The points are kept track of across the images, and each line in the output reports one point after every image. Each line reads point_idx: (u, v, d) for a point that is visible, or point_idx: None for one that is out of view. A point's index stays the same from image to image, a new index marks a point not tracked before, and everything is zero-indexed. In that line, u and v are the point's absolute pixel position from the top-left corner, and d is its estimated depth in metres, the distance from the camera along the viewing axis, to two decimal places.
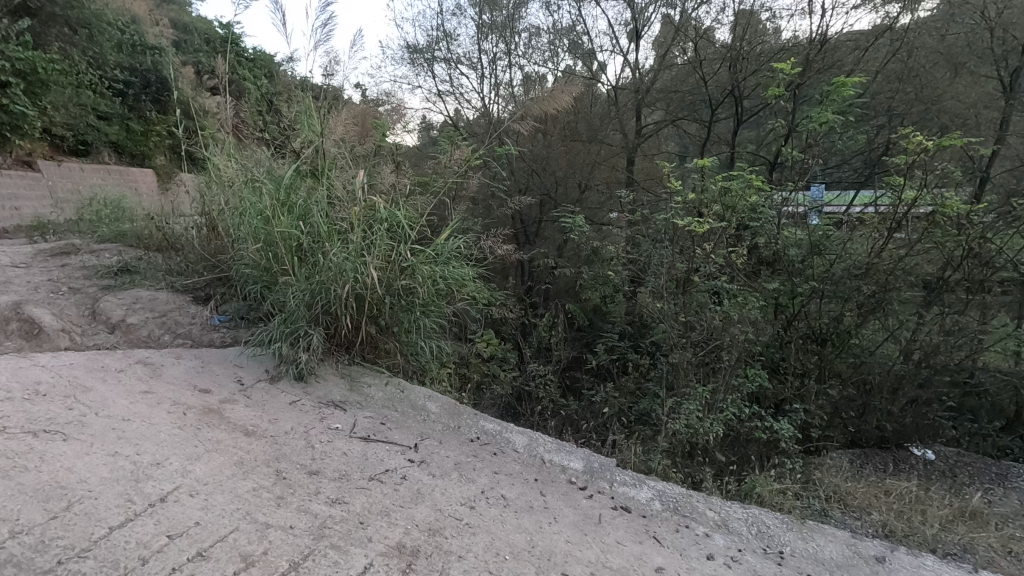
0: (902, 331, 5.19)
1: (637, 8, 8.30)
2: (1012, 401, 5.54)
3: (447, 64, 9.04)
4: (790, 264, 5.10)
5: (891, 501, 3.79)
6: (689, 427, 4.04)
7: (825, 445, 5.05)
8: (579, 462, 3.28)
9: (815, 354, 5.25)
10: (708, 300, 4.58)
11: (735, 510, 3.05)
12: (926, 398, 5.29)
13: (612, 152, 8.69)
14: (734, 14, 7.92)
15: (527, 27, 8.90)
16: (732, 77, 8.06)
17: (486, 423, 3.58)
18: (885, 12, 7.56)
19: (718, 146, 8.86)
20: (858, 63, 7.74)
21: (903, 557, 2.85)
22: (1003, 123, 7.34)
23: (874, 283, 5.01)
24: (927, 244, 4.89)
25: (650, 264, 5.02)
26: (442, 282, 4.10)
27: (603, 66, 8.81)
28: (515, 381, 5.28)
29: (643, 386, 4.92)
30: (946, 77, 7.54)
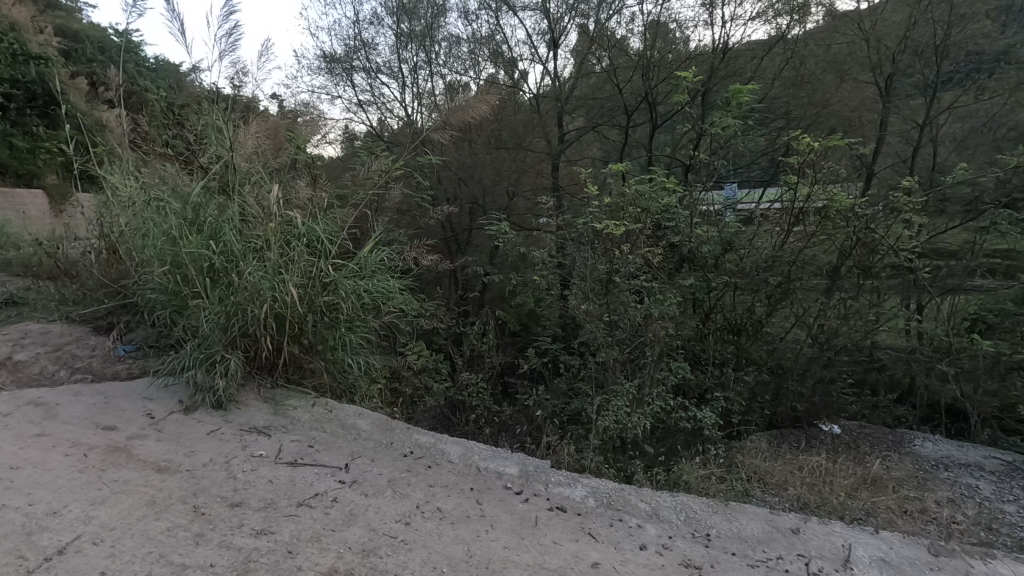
0: (807, 318, 5.61)
1: (553, 17, 8.51)
2: (905, 375, 6.09)
3: (367, 73, 8.89)
4: (704, 262, 5.42)
5: (805, 476, 4.08)
6: (618, 422, 4.18)
7: (746, 429, 5.37)
8: (515, 467, 3.31)
9: (732, 344, 5.64)
10: (631, 299, 4.78)
11: (664, 499, 3.19)
12: (832, 378, 5.73)
13: (537, 159, 8.76)
14: (643, 25, 8.34)
15: (447, 36, 8.91)
16: (644, 84, 8.51)
17: (420, 436, 3.53)
18: (778, 24, 8.27)
19: (636, 150, 9.21)
20: (756, 71, 8.56)
21: (816, 526, 3.07)
22: (882, 125, 7.92)
23: (778, 274, 5.45)
24: (823, 236, 5.32)
25: (575, 267, 5.17)
26: (368, 296, 4.02)
27: (524, 75, 8.97)
28: (449, 392, 5.25)
29: (575, 387, 4.99)
30: (834, 82, 8.22)
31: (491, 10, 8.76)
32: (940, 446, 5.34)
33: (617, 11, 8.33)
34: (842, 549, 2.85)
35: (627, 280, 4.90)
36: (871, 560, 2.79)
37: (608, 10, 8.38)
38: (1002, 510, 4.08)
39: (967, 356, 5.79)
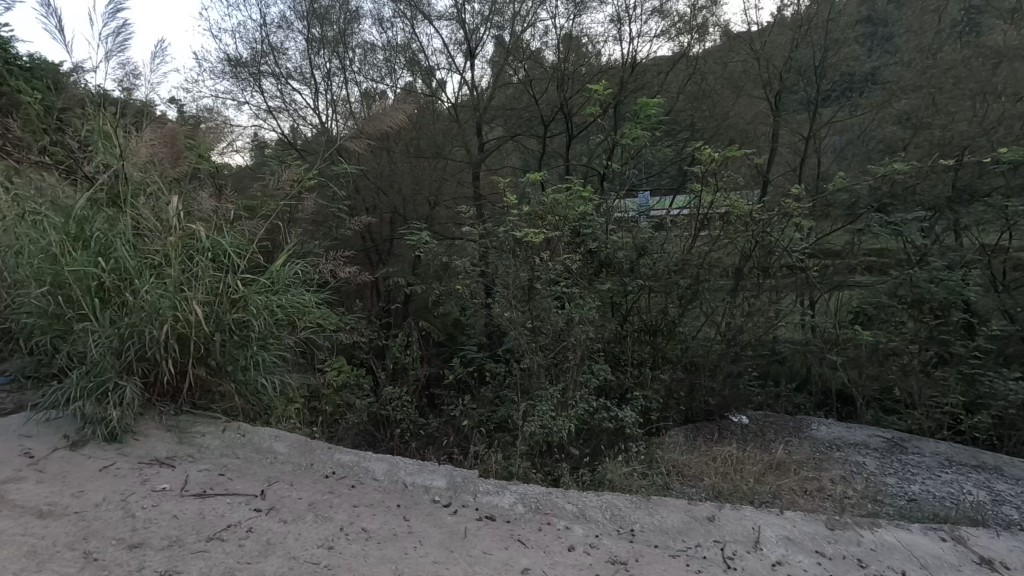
0: (715, 317, 5.99)
1: (468, 27, 8.55)
2: (802, 365, 6.64)
3: (276, 79, 8.51)
4: (620, 267, 5.60)
5: (718, 465, 4.34)
6: (544, 427, 4.24)
7: (664, 425, 5.62)
8: (442, 479, 3.27)
9: (649, 344, 5.88)
10: (552, 305, 4.89)
11: (590, 499, 3.26)
12: (739, 372, 6.12)
13: (458, 168, 8.79)
14: (556, 38, 8.60)
15: (361, 43, 8.70)
16: (559, 95, 8.79)
17: (342, 455, 3.39)
18: (680, 41, 8.75)
19: (554, 160, 9.48)
20: (662, 86, 9.06)
21: (730, 512, 3.26)
22: (774, 137, 8.74)
23: (688, 276, 5.78)
24: (726, 240, 5.73)
25: (497, 274, 5.20)
26: (282, 312, 3.82)
27: (442, 84, 8.83)
28: (372, 407, 5.09)
29: (501, 395, 5.01)
30: (730, 98, 8.88)
31: (406, 18, 8.68)
32: (833, 429, 5.86)
33: (530, 24, 8.54)
34: (752, 531, 3.05)
35: (549, 286, 5.00)
36: (778, 539, 3.01)
37: (522, 22, 8.54)
38: (885, 483, 4.54)
39: (852, 345, 6.41)
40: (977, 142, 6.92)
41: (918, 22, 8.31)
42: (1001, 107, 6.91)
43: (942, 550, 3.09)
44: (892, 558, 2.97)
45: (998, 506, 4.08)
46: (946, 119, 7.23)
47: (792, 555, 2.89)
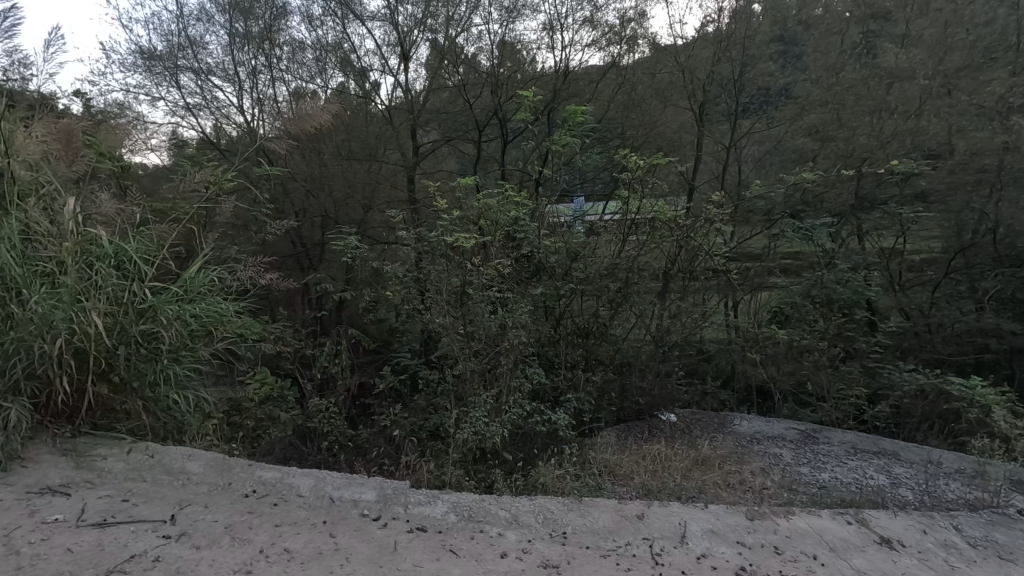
0: (644, 320, 6.16)
1: (401, 29, 8.43)
2: (728, 363, 6.91)
3: (195, 74, 8.03)
4: (552, 271, 5.72)
5: (647, 463, 4.47)
6: (477, 433, 4.20)
7: (597, 426, 5.72)
8: (372, 492, 3.16)
9: (582, 346, 5.98)
10: (485, 310, 4.82)
11: (523, 504, 3.27)
12: (668, 372, 6.26)
13: (392, 171, 8.60)
14: (491, 43, 8.59)
15: (289, 41, 8.37)
16: (494, 99, 8.81)
17: (264, 473, 3.21)
18: (610, 52, 9.03)
19: (489, 164, 9.49)
20: (593, 94, 9.30)
21: (658, 509, 3.36)
22: (697, 146, 9.00)
23: (618, 280, 5.94)
24: (654, 243, 5.89)
25: (429, 279, 5.10)
26: (197, 322, 3.57)
27: (376, 85, 8.61)
28: (298, 420, 4.87)
29: (434, 403, 4.94)
30: (659, 106, 9.21)
31: (337, 17, 8.43)
32: (753, 423, 6.17)
33: (464, 29, 8.51)
34: (679, 527, 3.16)
35: (481, 290, 4.96)
36: (703, 533, 3.13)
37: (457, 26, 8.51)
38: (799, 472, 4.83)
39: (771, 344, 6.74)
40: (875, 154, 7.69)
41: (824, 43, 9.05)
42: (895, 124, 7.71)
43: (848, 532, 3.32)
44: (805, 543, 3.15)
45: (897, 488, 4.43)
46: (848, 130, 7.95)
47: (716, 548, 3.01)
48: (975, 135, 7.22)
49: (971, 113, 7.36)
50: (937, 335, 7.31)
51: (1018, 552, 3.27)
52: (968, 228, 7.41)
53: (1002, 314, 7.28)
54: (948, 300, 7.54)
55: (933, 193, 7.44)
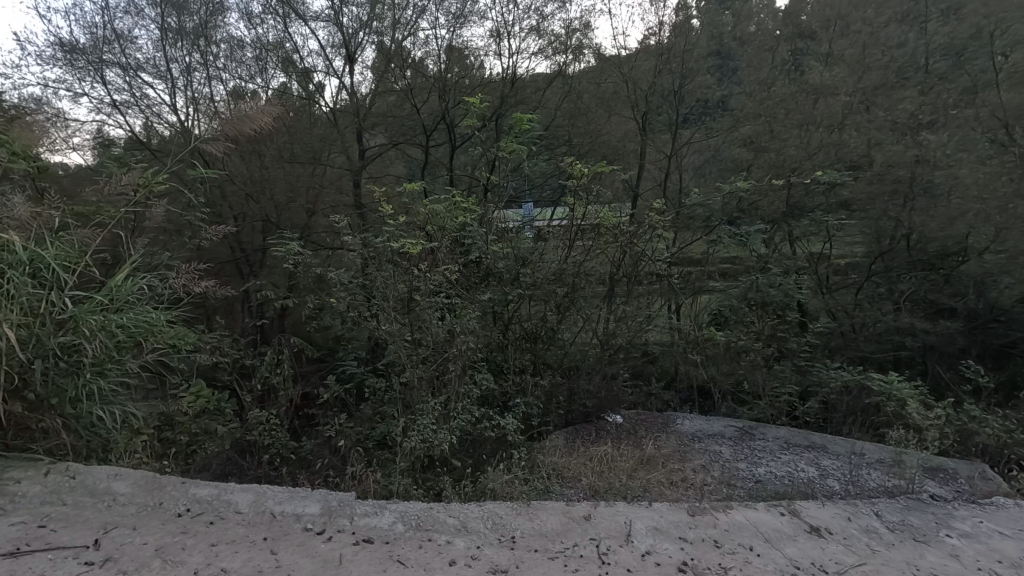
0: (591, 324, 6.25)
1: (346, 31, 8.29)
2: (671, 364, 7.15)
3: (123, 70, 7.59)
4: (500, 276, 5.74)
5: (594, 465, 4.56)
6: (425, 441, 4.16)
7: (545, 429, 5.78)
8: (316, 506, 3.07)
9: (530, 351, 6.04)
10: (432, 316, 4.78)
11: (472, 510, 3.27)
12: (614, 374, 6.41)
13: (337, 175, 8.41)
14: (438, 48, 8.58)
15: (226, 38, 8.05)
16: (441, 104, 8.79)
17: (198, 490, 3.06)
18: (556, 60, 9.27)
19: (437, 169, 9.45)
20: (540, 101, 9.46)
21: (605, 509, 3.43)
22: (641, 154, 9.27)
23: (565, 285, 6.02)
24: (600, 249, 6.02)
25: (374, 286, 5.01)
26: (125, 333, 3.36)
27: (321, 87, 8.45)
28: (236, 433, 4.68)
29: (380, 411, 4.86)
30: (603, 115, 9.44)
31: (278, 15, 8.19)
32: (695, 422, 6.40)
33: (411, 32, 8.44)
34: (624, 526, 3.24)
35: (429, 296, 4.91)
36: (647, 531, 3.22)
37: (404, 30, 8.44)
38: (737, 468, 5.05)
39: (711, 345, 7.02)
40: (803, 165, 8.18)
41: (757, 58, 9.73)
42: (820, 136, 8.21)
43: (781, 523, 3.50)
44: (742, 536, 3.30)
45: (825, 479, 4.71)
46: (778, 142, 8.45)
47: (659, 544, 3.10)
48: (891, 148, 7.79)
49: (886, 128, 7.95)
50: (859, 335, 7.85)
51: (930, 533, 3.55)
52: (886, 234, 7.98)
53: (916, 314, 7.88)
54: (871, 301, 8.04)
55: (855, 202, 7.98)
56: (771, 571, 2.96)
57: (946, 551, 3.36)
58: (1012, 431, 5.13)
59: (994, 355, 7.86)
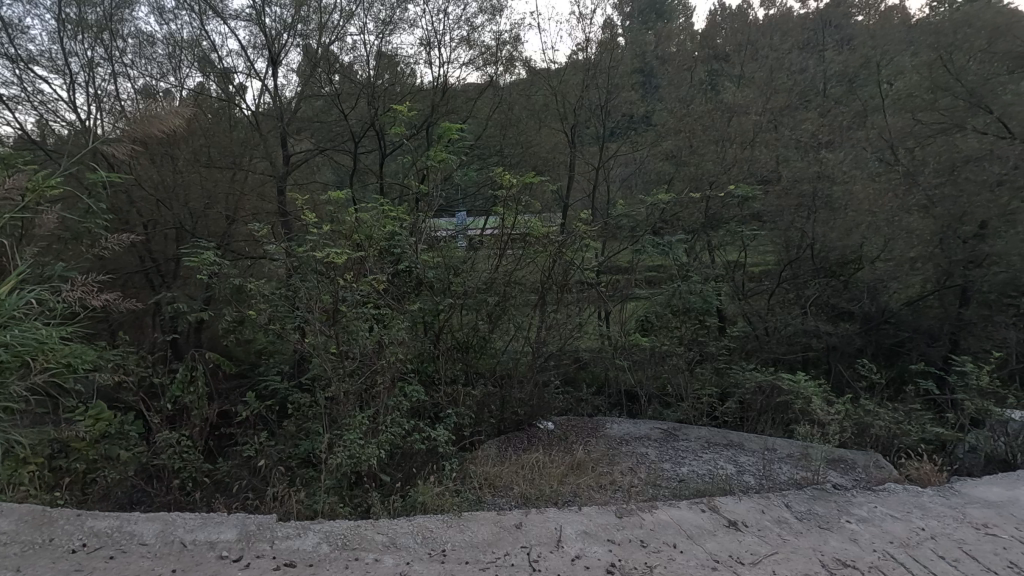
0: (523, 333, 6.29)
1: (269, 32, 7.98)
2: (601, 370, 7.33)
3: (12, 62, 6.90)
4: (430, 286, 5.69)
5: (525, 472, 4.59)
6: (352, 457, 4.03)
7: (477, 439, 5.77)
8: (233, 531, 2.90)
9: (461, 361, 6.01)
10: (360, 327, 4.66)
11: (401, 525, 3.21)
12: (546, 381, 6.48)
13: (259, 181, 8.04)
14: (367, 53, 8.43)
15: (134, 33, 7.54)
16: (370, 111, 8.58)
17: (97, 522, 2.82)
18: (486, 71, 9.31)
19: (367, 177, 9.27)
20: (471, 111, 9.48)
21: (535, 516, 3.46)
22: (570, 166, 9.51)
23: (497, 294, 6.03)
24: (530, 258, 6.08)
25: (297, 296, 4.80)
26: (7, 354, 3.08)
27: (241, 88, 8.06)
28: (143, 457, 4.34)
29: (304, 427, 4.67)
30: (534, 126, 9.60)
31: (193, 12, 7.76)
32: (623, 425, 6.59)
33: (339, 37, 8.25)
34: (555, 532, 3.28)
35: (354, 307, 4.76)
36: (577, 535, 3.28)
37: (331, 34, 8.22)
38: (662, 468, 5.25)
39: (637, 350, 7.28)
40: (719, 178, 8.70)
41: (677, 76, 10.17)
42: (735, 152, 8.76)
43: (702, 519, 3.66)
44: (666, 534, 3.43)
45: (741, 475, 4.99)
46: (698, 157, 8.95)
47: (588, 547, 3.16)
48: (795, 165, 8.44)
49: (792, 146, 8.61)
50: (773, 337, 8.34)
51: (832, 519, 3.84)
52: (794, 244, 8.61)
53: (820, 317, 8.55)
54: (782, 306, 8.63)
55: (766, 214, 8.57)
56: (692, 566, 3.10)
57: (846, 535, 3.65)
58: (901, 422, 5.66)
59: (884, 353, 8.78)
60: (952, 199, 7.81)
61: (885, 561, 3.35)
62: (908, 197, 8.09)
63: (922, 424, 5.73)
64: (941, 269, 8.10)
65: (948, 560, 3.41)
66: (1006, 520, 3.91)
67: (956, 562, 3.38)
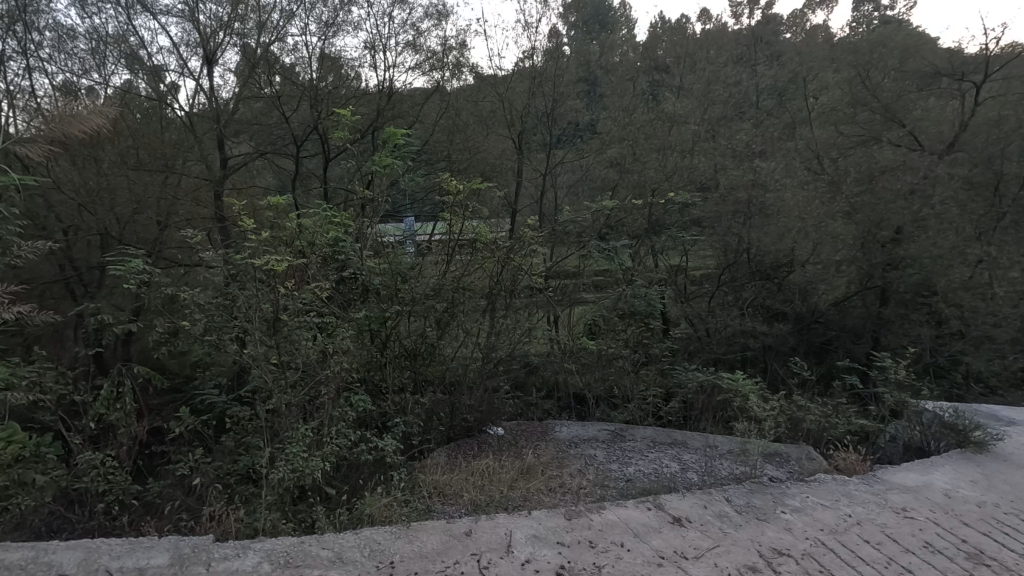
0: (471, 339, 6.26)
1: (203, 30, 7.65)
2: (550, 374, 7.40)
3: None
4: (376, 293, 5.58)
5: (475, 478, 4.57)
6: (294, 471, 3.90)
7: (426, 448, 5.70)
8: (164, 555, 2.79)
9: (408, 368, 5.93)
10: (302, 336, 4.51)
11: (347, 539, 3.14)
12: (495, 387, 6.46)
13: (193, 185, 7.67)
14: (310, 55, 8.23)
15: (52, 26, 7.06)
16: (313, 115, 8.39)
17: (11, 555, 2.71)
18: (432, 77, 9.25)
19: (312, 181, 9.08)
20: (417, 117, 9.40)
21: (485, 522, 3.46)
22: (517, 172, 9.60)
23: (444, 300, 5.97)
24: (477, 264, 6.06)
25: (235, 304, 4.55)
26: None
27: (173, 87, 7.71)
28: (63, 481, 4.05)
29: (244, 443, 4.48)
30: (482, 132, 9.61)
31: (119, 6, 7.35)
32: (571, 428, 6.67)
33: (279, 38, 8.02)
34: (504, 537, 3.29)
35: (296, 316, 4.56)
36: (526, 539, 3.30)
37: (271, 34, 7.98)
38: (610, 469, 5.35)
39: (585, 353, 7.39)
40: (661, 186, 9.01)
41: (619, 87, 10.58)
42: (675, 160, 9.08)
43: (647, 517, 3.75)
44: (614, 533, 3.50)
45: (684, 472, 5.15)
46: (641, 165, 9.20)
47: (538, 551, 3.19)
48: (732, 173, 8.84)
49: (728, 155, 9.03)
50: (713, 338, 8.74)
51: (769, 511, 4.02)
52: (731, 249, 8.99)
53: (756, 318, 8.96)
54: (721, 308, 9.00)
55: (705, 219, 8.95)
56: (639, 564, 3.18)
57: (782, 525, 3.84)
58: (829, 416, 6.01)
59: (816, 351, 9.27)
60: (871, 206, 8.41)
61: (816, 548, 3.55)
62: (832, 203, 8.62)
63: (848, 417, 6.10)
64: (863, 271, 8.68)
65: (872, 544, 3.64)
66: (922, 504, 4.22)
67: (878, 545, 3.63)
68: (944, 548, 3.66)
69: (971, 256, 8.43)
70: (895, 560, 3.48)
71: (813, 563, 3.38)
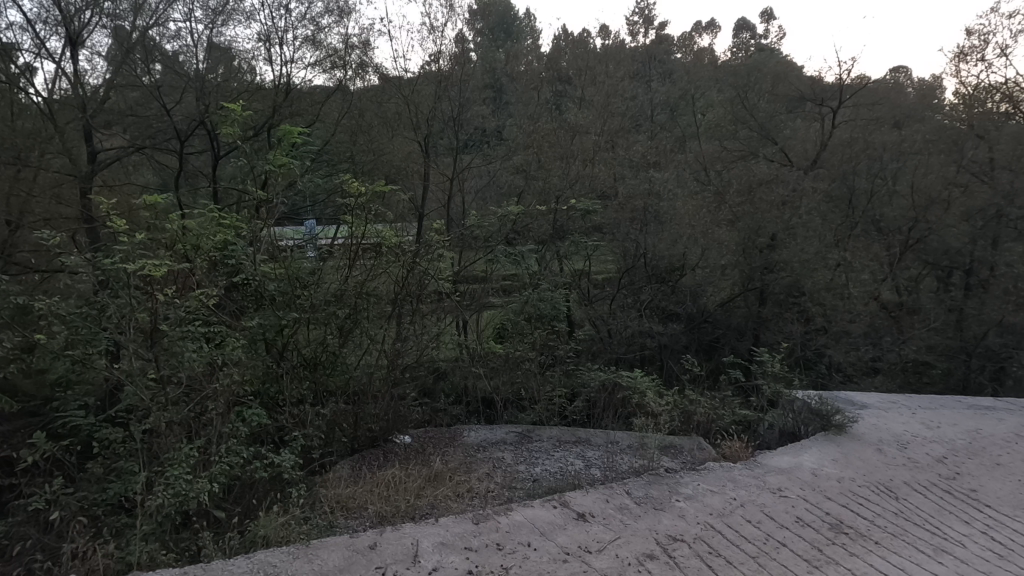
0: (375, 347, 6.01)
1: (65, 7, 6.74)
2: (459, 378, 7.37)
3: None
4: (272, 299, 5.28)
5: (380, 489, 4.43)
6: (177, 495, 3.58)
7: (328, 461, 5.44)
8: None
9: (308, 379, 5.62)
10: (185, 347, 4.12)
11: (238, 566, 2.97)
12: (401, 396, 6.20)
13: (53, 180, 6.80)
14: (195, 45, 7.60)
15: None
16: (197, 108, 7.67)
17: None
18: (333, 75, 8.93)
19: (200, 179, 8.40)
20: (318, 116, 9.05)
21: (390, 534, 3.37)
22: (424, 176, 9.43)
23: (348, 306, 5.70)
24: (382, 269, 5.86)
25: (103, 313, 4.04)
26: None
27: (28, 69, 6.74)
28: None
29: (115, 468, 4.02)
30: (387, 134, 9.43)
31: None
32: (480, 432, 6.64)
33: (159, 23, 7.34)
34: (410, 547, 3.24)
35: (177, 326, 4.16)
36: (433, 547, 3.27)
37: (148, 18, 7.27)
38: (517, 471, 5.41)
39: (493, 357, 7.45)
40: (564, 193, 9.28)
41: (526, 96, 10.82)
42: (578, 166, 9.40)
43: (553, 514, 3.83)
44: (521, 534, 3.54)
45: (588, 469, 5.32)
46: (545, 172, 9.40)
47: (445, 559, 3.19)
48: (630, 182, 9.34)
49: (625, 165, 9.64)
50: (614, 338, 9.18)
51: (665, 500, 4.25)
52: (631, 254, 9.45)
53: (653, 319, 9.50)
54: (622, 310, 9.44)
55: (605, 226, 9.37)
56: (546, 562, 3.28)
57: (676, 512, 4.07)
58: (717, 408, 6.47)
59: (706, 348, 9.99)
60: (749, 215, 9.37)
61: (706, 532, 3.83)
62: (718, 212, 9.39)
63: (733, 408, 6.63)
64: (744, 274, 9.51)
65: (753, 523, 4.00)
66: (794, 483, 4.69)
67: (758, 524, 3.99)
68: (811, 521, 4.11)
69: (831, 260, 9.54)
70: (772, 536, 3.85)
71: (703, 546, 3.65)
